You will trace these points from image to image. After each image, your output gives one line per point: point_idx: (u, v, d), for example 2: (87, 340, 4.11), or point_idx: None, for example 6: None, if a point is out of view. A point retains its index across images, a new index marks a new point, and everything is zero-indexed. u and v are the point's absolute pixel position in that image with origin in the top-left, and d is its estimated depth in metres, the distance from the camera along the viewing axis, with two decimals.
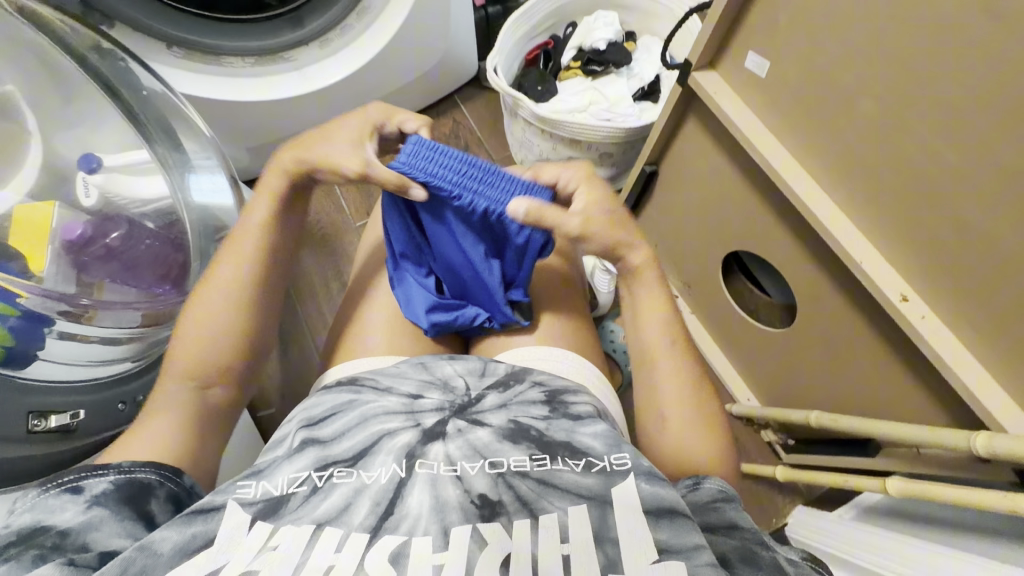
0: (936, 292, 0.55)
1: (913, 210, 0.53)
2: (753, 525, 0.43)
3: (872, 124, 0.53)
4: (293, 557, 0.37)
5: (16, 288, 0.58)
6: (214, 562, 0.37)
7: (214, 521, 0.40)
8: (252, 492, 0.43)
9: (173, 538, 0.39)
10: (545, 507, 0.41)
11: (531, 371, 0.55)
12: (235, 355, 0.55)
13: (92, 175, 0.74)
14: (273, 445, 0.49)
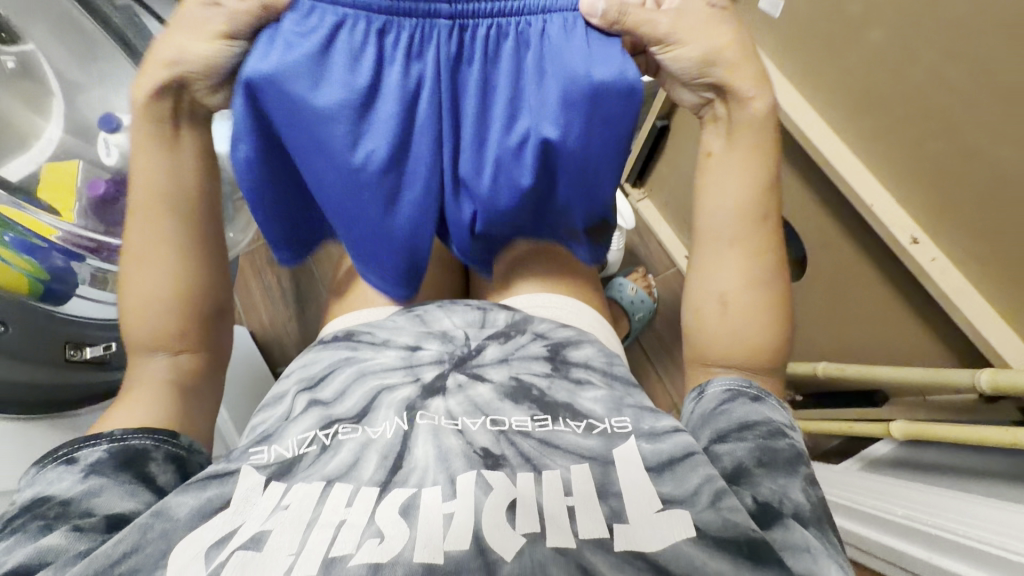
0: (947, 235, 0.53)
1: (932, 153, 0.51)
2: (763, 415, 0.46)
3: (895, 53, 0.50)
4: (304, 515, 0.39)
5: (45, 224, 0.59)
6: (234, 521, 0.40)
7: (229, 484, 0.42)
8: (265, 457, 0.44)
9: (189, 503, 0.41)
10: (547, 464, 0.43)
11: (532, 321, 0.56)
12: (185, 316, 0.50)
13: (114, 135, 0.75)
14: (271, 405, 0.51)
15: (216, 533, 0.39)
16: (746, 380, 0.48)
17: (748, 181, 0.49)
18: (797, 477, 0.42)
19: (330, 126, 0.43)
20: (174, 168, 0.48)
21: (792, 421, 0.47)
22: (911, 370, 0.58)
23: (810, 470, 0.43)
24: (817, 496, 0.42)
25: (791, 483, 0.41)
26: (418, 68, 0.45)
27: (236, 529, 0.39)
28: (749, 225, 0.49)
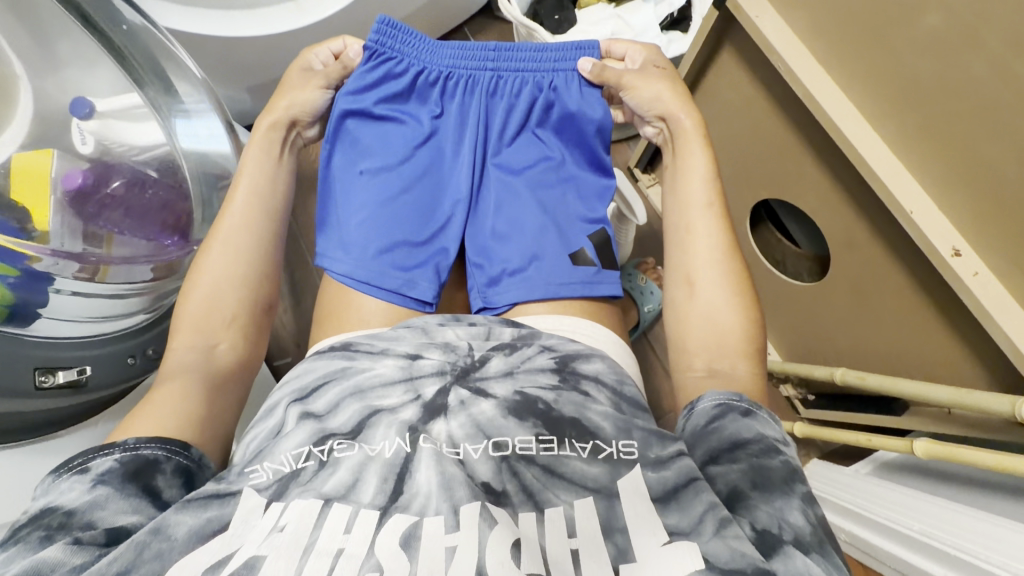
0: (992, 246, 0.48)
1: (980, 156, 0.46)
2: (755, 431, 0.43)
3: (950, 42, 0.45)
4: (301, 541, 0.36)
5: (26, 249, 0.56)
6: (232, 544, 0.36)
7: (230, 506, 0.39)
8: (264, 475, 0.40)
9: (188, 522, 0.37)
10: (550, 499, 0.40)
11: (540, 335, 0.51)
12: (240, 302, 0.54)
13: (87, 121, 0.66)
14: (263, 418, 0.46)
15: (211, 557, 0.35)
16: (736, 395, 0.46)
17: (698, 175, 0.58)
18: (794, 497, 0.38)
19: (374, 167, 0.57)
20: (274, 177, 0.60)
21: (786, 438, 0.43)
22: (938, 389, 0.55)
23: (807, 488, 0.39)
24: (817, 516, 0.38)
25: (788, 504, 0.38)
26: (444, 103, 0.60)
27: (233, 553, 0.35)
28: (699, 212, 0.56)
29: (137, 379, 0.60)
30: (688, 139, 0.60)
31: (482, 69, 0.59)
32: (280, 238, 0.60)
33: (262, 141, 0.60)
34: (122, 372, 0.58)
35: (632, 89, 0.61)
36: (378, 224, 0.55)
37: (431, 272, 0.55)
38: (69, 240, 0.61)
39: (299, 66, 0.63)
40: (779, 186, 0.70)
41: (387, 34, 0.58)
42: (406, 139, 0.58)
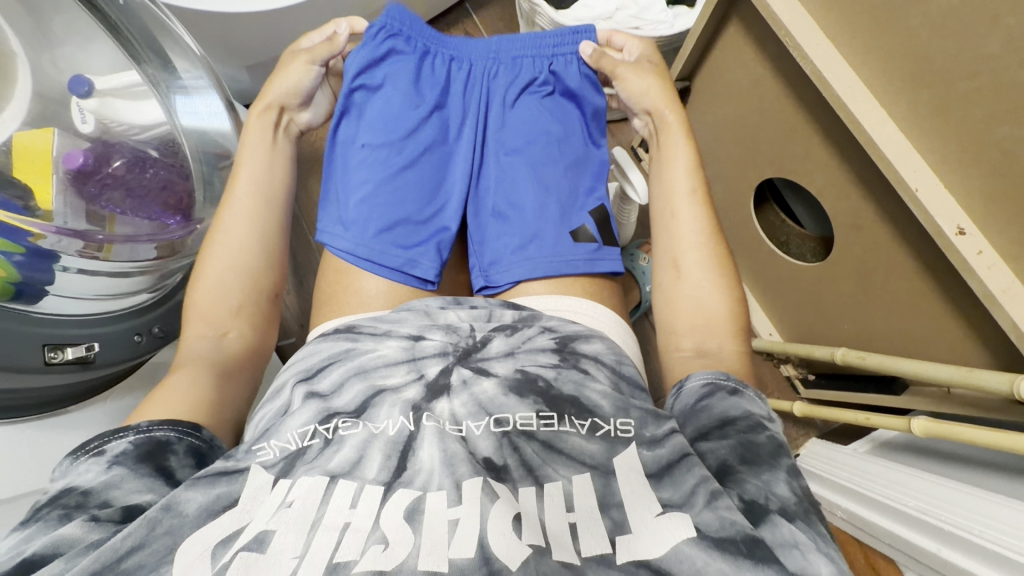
0: (1001, 226, 0.47)
1: (994, 134, 0.45)
2: (743, 410, 0.44)
3: (964, 18, 0.44)
4: (308, 516, 0.36)
5: (32, 228, 0.54)
6: (241, 519, 0.37)
7: (237, 482, 0.39)
8: (271, 452, 0.41)
9: (198, 499, 0.38)
10: (549, 474, 0.40)
11: (541, 316, 0.51)
12: (243, 290, 0.55)
13: (86, 100, 0.65)
14: (268, 400, 0.47)
15: (222, 531, 0.36)
16: (724, 374, 0.47)
17: (683, 162, 0.57)
18: (780, 469, 0.39)
19: (372, 140, 0.56)
20: (271, 164, 0.60)
21: (772, 416, 0.44)
22: (941, 369, 0.55)
23: (791, 461, 0.40)
24: (802, 487, 0.39)
25: (774, 476, 0.38)
26: (444, 80, 0.59)
27: (243, 527, 0.36)
28: (687, 195, 0.56)
29: (140, 358, 0.61)
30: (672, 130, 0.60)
31: (481, 54, 0.60)
32: (284, 226, 0.60)
33: (257, 125, 0.60)
34: (128, 350, 0.59)
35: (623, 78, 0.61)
36: (381, 200, 0.54)
37: (433, 250, 0.55)
38: (71, 218, 0.60)
39: (293, 52, 0.64)
40: (785, 165, 0.69)
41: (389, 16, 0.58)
42: (407, 114, 0.57)
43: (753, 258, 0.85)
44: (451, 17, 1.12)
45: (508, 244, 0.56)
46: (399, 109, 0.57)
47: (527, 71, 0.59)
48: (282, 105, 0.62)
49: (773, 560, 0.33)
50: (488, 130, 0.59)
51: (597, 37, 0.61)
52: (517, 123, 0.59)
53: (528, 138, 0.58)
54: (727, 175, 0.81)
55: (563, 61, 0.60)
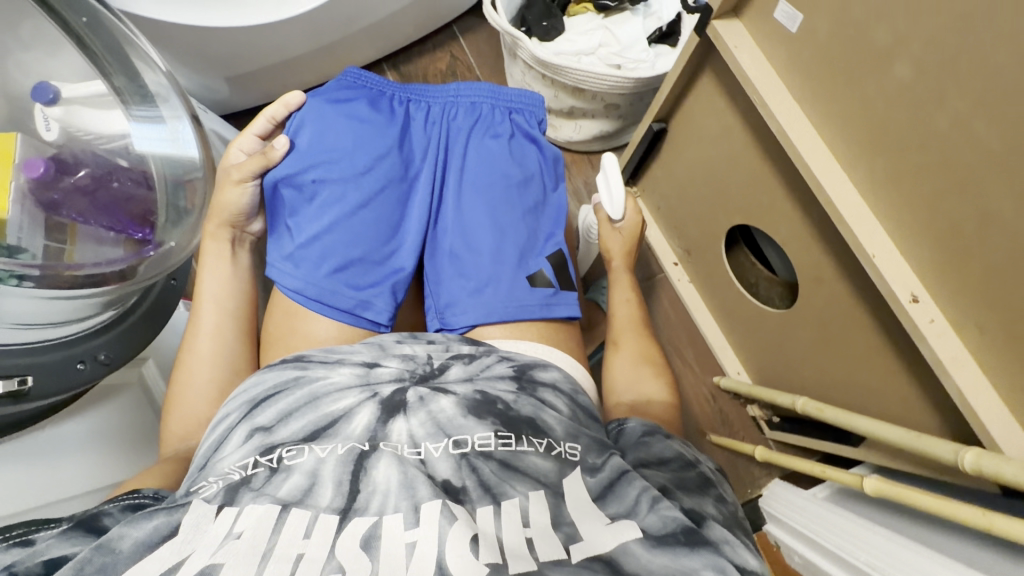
0: (952, 297, 0.48)
1: (943, 208, 0.46)
2: (674, 451, 0.46)
3: (917, 96, 0.45)
4: (259, 545, 0.34)
5: None
6: (181, 551, 0.34)
7: (179, 512, 0.37)
8: (214, 485, 0.39)
9: (133, 534, 0.36)
10: (507, 492, 0.38)
11: (496, 347, 0.51)
12: (214, 389, 0.53)
13: (50, 107, 0.63)
14: (214, 427, 0.45)
15: (162, 565, 0.33)
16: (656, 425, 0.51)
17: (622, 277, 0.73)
18: (708, 497, 0.41)
19: (323, 177, 0.55)
20: (231, 280, 0.59)
21: (698, 457, 0.47)
22: (893, 430, 0.55)
23: (717, 490, 0.43)
24: (729, 512, 0.41)
25: (704, 501, 0.40)
26: (402, 124, 0.59)
27: (185, 559, 0.33)
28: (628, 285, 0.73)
29: (86, 386, 0.55)
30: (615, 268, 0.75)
31: (439, 101, 0.61)
32: (251, 325, 0.59)
33: (214, 249, 0.60)
34: (69, 379, 0.53)
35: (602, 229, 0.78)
36: (332, 241, 0.53)
37: (388, 292, 0.55)
38: (27, 233, 0.57)
39: (225, 164, 0.62)
40: (753, 213, 0.70)
41: (347, 78, 0.60)
42: (362, 152, 0.56)
43: (724, 297, 0.85)
44: (437, 38, 1.12)
45: (464, 287, 0.55)
46: (353, 148, 0.56)
47: (487, 120, 0.61)
48: (233, 224, 0.61)
49: (708, 544, 0.35)
50: (445, 174, 0.59)
51: (544, 110, 0.63)
52: (474, 168, 0.59)
53: (486, 184, 0.58)
54: (699, 217, 0.81)
55: (521, 113, 0.62)
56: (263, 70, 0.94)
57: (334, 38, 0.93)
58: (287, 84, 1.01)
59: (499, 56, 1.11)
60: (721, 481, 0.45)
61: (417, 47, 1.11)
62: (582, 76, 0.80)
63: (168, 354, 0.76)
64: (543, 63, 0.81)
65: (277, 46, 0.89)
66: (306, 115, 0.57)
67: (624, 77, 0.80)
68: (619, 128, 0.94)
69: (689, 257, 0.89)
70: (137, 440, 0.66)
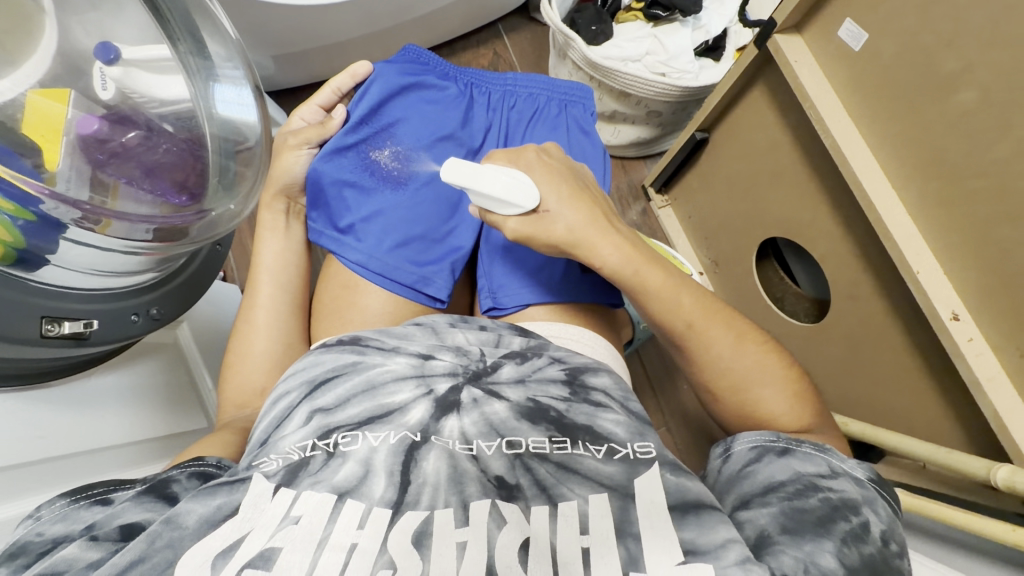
0: (991, 318, 0.50)
1: (991, 231, 0.48)
2: (791, 472, 0.40)
3: (976, 122, 0.47)
4: (315, 533, 0.35)
5: (22, 185, 0.45)
6: (242, 528, 0.36)
7: (239, 492, 0.38)
8: (274, 462, 0.40)
9: (199, 510, 0.37)
10: (564, 494, 0.39)
11: (549, 346, 0.50)
12: (269, 354, 0.55)
13: (110, 67, 0.57)
14: (274, 402, 0.45)
15: (222, 541, 0.35)
16: (773, 436, 0.44)
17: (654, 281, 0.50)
18: (827, 538, 0.35)
19: (388, 161, 0.59)
20: (286, 250, 0.61)
21: (834, 471, 0.40)
22: (922, 445, 0.57)
23: (854, 525, 0.36)
24: (859, 556, 0.35)
25: (818, 546, 0.35)
26: (462, 109, 0.61)
27: (245, 536, 0.35)
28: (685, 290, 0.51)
29: (135, 338, 0.57)
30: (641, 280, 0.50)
31: (498, 90, 0.63)
32: (298, 294, 0.60)
33: (270, 217, 0.61)
34: (124, 328, 0.55)
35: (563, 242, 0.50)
36: (395, 218, 0.57)
37: (447, 270, 0.57)
38: (75, 185, 0.50)
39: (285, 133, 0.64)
40: (790, 227, 0.72)
41: (409, 53, 0.62)
42: (426, 137, 0.59)
43: (749, 309, 0.85)
44: (482, 35, 1.14)
45: (517, 271, 0.58)
46: (417, 134, 0.59)
47: (543, 113, 0.62)
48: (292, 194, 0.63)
49: None
50: None
51: (594, 103, 0.64)
52: None
53: None
54: (733, 229, 0.82)
55: (576, 105, 0.63)
56: (313, 51, 0.95)
57: (384, 26, 0.95)
58: (333, 67, 1.02)
59: (541, 57, 1.13)
60: (868, 504, 0.38)
61: (461, 42, 1.13)
62: (630, 80, 0.82)
63: (204, 321, 0.76)
64: (593, 64, 0.83)
65: (331, 28, 0.90)
66: (372, 86, 0.59)
67: (671, 84, 0.82)
68: (657, 136, 0.96)
69: (716, 268, 0.89)
70: (173, 401, 0.66)
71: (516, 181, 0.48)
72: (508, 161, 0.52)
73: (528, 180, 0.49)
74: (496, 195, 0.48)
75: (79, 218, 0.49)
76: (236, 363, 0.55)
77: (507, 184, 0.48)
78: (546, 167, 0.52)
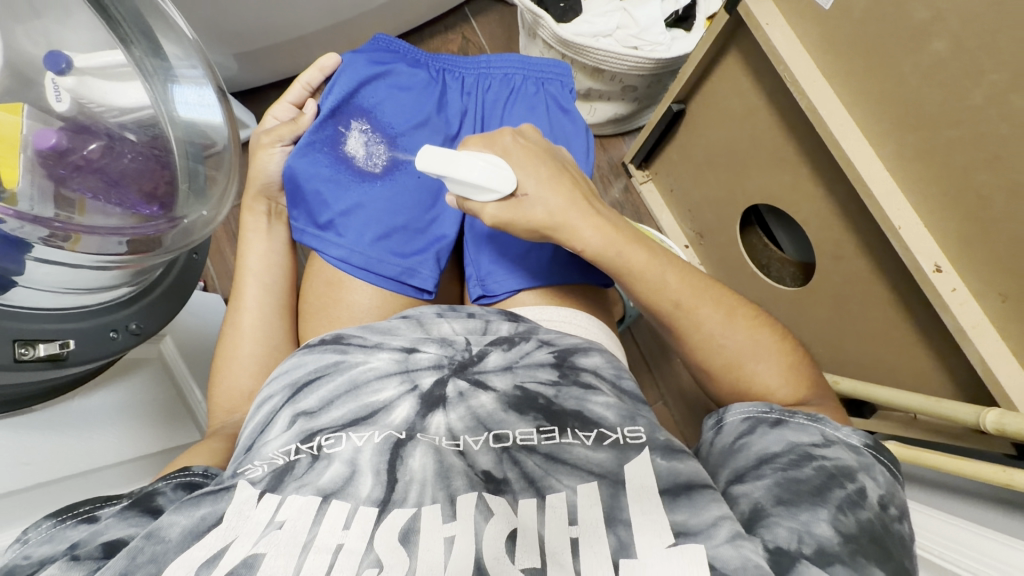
0: (973, 267, 0.51)
1: (970, 181, 0.48)
2: (785, 443, 0.40)
3: (950, 72, 0.47)
4: (300, 537, 0.34)
5: None
6: (226, 536, 0.35)
7: (223, 500, 0.37)
8: (258, 468, 0.39)
9: (182, 522, 0.36)
10: (553, 485, 0.38)
11: (537, 330, 0.50)
12: (256, 361, 0.54)
13: (62, 78, 0.53)
14: (258, 408, 0.44)
15: (207, 551, 0.34)
16: (767, 407, 0.44)
17: (644, 260, 0.50)
18: (823, 507, 0.35)
19: (364, 152, 0.57)
20: (268, 254, 0.59)
21: (827, 440, 0.40)
22: (913, 398, 0.58)
23: (849, 491, 0.36)
24: (856, 521, 0.35)
25: (814, 516, 0.35)
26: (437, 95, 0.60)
27: (229, 544, 0.34)
28: (678, 270, 0.51)
29: (117, 355, 0.55)
30: (628, 257, 0.50)
31: (472, 73, 0.61)
32: (284, 298, 0.59)
33: (251, 221, 0.60)
34: (105, 346, 0.54)
35: (547, 225, 0.50)
36: (376, 211, 0.55)
37: (432, 260, 0.56)
38: (38, 203, 0.48)
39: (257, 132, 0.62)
40: (771, 192, 0.72)
41: (379, 42, 0.61)
42: (401, 125, 0.58)
43: (736, 278, 0.85)
44: (449, 20, 1.11)
45: (505, 256, 0.57)
46: (392, 123, 0.58)
47: (520, 92, 0.61)
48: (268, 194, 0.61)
49: None
50: None
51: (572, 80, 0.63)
52: None
53: None
54: (716, 199, 0.83)
55: (554, 83, 0.62)
56: (276, 46, 0.92)
57: (348, 16, 0.92)
58: (298, 62, 0.99)
59: (512, 38, 1.11)
60: (864, 471, 0.38)
61: (429, 29, 1.11)
62: (602, 56, 0.81)
63: (187, 333, 0.74)
64: (564, 42, 0.81)
65: (293, 21, 0.87)
66: (341, 77, 0.58)
67: (643, 57, 0.81)
68: (633, 111, 0.96)
69: (700, 240, 0.90)
70: (164, 415, 0.65)
71: (494, 166, 0.47)
72: (484, 146, 0.51)
73: (505, 165, 0.48)
74: (474, 182, 0.47)
75: (47, 236, 0.47)
76: (225, 374, 0.54)
77: (484, 169, 0.47)
78: (523, 150, 0.51)
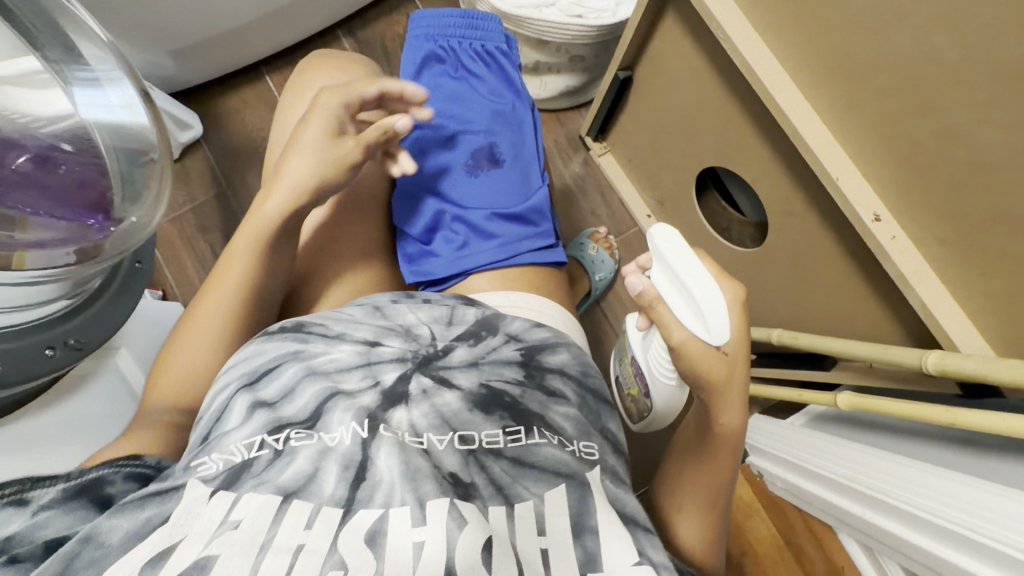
0: (909, 213, 0.51)
1: (900, 129, 0.48)
2: None
3: (871, 18, 0.46)
4: (258, 535, 0.34)
5: None
6: (174, 534, 0.35)
7: (171, 501, 0.37)
8: (213, 466, 0.39)
9: (124, 525, 0.36)
10: (520, 495, 0.40)
11: (503, 320, 0.50)
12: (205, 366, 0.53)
13: None
14: (216, 395, 0.44)
15: (151, 549, 0.34)
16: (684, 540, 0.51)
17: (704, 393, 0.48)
18: None
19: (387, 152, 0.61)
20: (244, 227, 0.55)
21: None
22: (865, 347, 0.59)
23: None
24: None
25: None
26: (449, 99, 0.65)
27: (179, 543, 0.34)
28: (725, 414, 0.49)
29: (61, 369, 0.55)
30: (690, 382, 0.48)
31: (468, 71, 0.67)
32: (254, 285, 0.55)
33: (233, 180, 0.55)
34: (43, 363, 0.53)
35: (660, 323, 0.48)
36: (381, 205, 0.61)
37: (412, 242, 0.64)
38: None
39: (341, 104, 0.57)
40: (720, 154, 0.72)
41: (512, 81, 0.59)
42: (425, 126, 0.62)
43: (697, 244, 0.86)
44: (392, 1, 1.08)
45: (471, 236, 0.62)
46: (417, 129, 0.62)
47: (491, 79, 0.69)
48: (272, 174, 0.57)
49: None
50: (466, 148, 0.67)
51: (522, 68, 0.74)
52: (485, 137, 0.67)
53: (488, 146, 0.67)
54: (671, 165, 0.82)
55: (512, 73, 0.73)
56: (210, 42, 0.89)
57: (282, 4, 0.89)
58: (236, 56, 0.96)
59: None
60: None
61: (373, 12, 1.07)
62: (545, 28, 0.80)
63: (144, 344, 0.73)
64: (506, 17, 0.80)
65: (224, 13, 0.84)
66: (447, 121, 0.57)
67: (585, 25, 0.80)
68: (585, 82, 0.94)
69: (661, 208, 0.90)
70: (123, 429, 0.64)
71: (716, 306, 0.45)
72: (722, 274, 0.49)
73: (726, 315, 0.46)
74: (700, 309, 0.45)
75: None
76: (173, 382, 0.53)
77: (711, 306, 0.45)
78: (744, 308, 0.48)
